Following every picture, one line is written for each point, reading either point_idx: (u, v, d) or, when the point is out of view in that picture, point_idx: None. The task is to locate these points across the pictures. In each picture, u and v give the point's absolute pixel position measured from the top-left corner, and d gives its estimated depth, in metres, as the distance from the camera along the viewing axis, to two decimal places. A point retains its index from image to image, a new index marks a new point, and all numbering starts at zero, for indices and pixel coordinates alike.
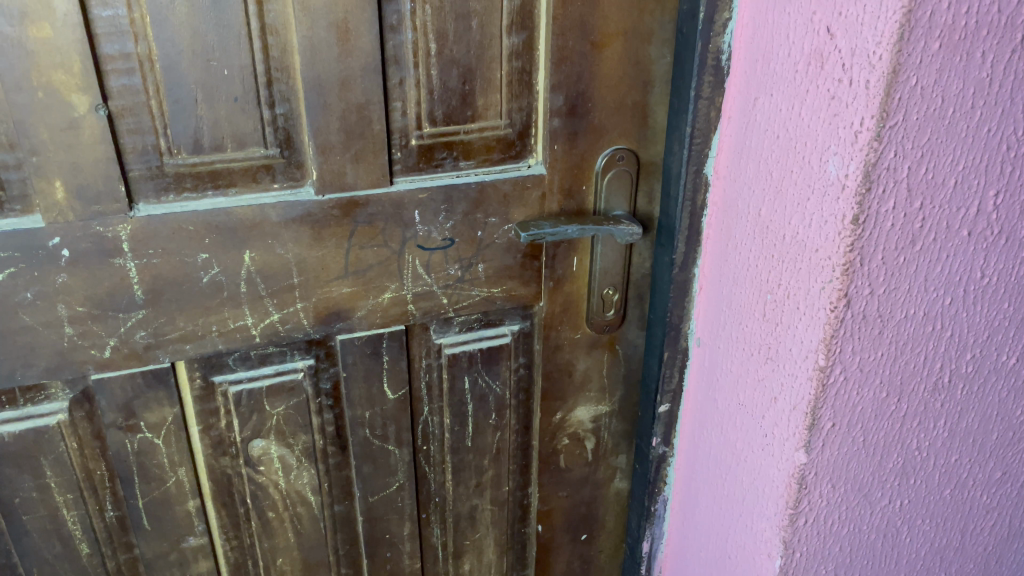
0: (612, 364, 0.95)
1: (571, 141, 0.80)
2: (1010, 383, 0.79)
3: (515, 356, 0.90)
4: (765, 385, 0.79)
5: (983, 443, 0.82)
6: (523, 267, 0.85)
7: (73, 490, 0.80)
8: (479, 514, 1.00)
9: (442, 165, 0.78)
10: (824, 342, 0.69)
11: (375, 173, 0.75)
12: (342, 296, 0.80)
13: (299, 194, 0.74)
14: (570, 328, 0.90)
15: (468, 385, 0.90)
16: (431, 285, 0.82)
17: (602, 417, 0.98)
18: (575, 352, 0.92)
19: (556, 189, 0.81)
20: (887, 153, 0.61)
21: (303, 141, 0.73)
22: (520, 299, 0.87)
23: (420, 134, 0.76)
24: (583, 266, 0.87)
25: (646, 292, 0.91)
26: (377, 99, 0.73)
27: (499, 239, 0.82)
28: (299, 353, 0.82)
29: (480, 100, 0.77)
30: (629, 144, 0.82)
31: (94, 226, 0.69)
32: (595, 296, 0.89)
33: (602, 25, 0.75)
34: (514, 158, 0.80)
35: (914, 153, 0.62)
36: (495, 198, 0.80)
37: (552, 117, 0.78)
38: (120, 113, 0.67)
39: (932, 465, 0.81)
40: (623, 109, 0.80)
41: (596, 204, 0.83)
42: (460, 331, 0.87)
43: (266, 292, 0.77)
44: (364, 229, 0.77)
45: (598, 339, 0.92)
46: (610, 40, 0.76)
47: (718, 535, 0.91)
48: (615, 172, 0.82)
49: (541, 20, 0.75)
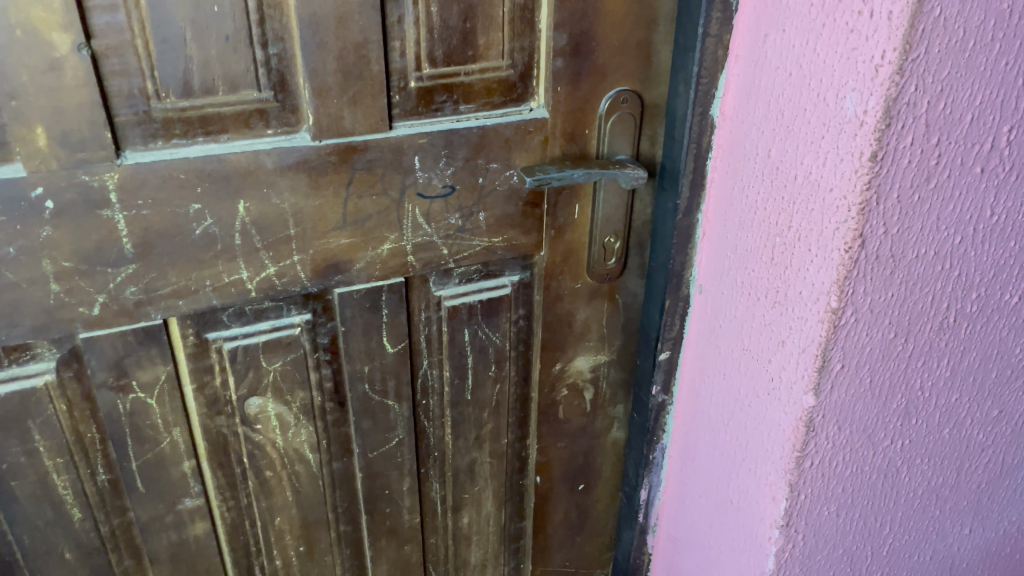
0: (612, 313, 0.93)
1: (574, 82, 0.77)
2: (1012, 322, 0.79)
3: (516, 307, 0.89)
4: (772, 329, 0.78)
5: (982, 382, 0.83)
6: (525, 215, 0.83)
7: (63, 453, 0.77)
8: (478, 468, 0.99)
9: (442, 109, 0.75)
10: (837, 283, 0.69)
11: (373, 117, 0.72)
12: (341, 247, 0.77)
13: (294, 139, 0.71)
14: (571, 277, 0.89)
15: (468, 337, 0.88)
16: (431, 235, 0.80)
17: (602, 366, 0.97)
18: (575, 302, 0.91)
19: (559, 133, 0.79)
20: (908, 87, 0.60)
21: (297, 83, 0.69)
22: (521, 249, 0.85)
23: (420, 75, 0.73)
24: (584, 214, 0.85)
25: (647, 240, 0.89)
26: (375, 37, 0.69)
27: (501, 186, 0.80)
28: (295, 308, 0.80)
29: (481, 39, 0.73)
30: (632, 86, 0.79)
31: (80, 175, 0.66)
32: (596, 244, 0.87)
33: None
34: (516, 101, 0.77)
35: (934, 88, 0.61)
36: (497, 143, 0.77)
37: (556, 57, 0.75)
38: (103, 52, 0.63)
39: (934, 404, 0.82)
40: (627, 48, 0.77)
41: (599, 149, 0.81)
42: (460, 283, 0.85)
43: (262, 245, 0.74)
44: (363, 176, 0.74)
45: (598, 288, 0.91)
46: None
47: (719, 481, 0.91)
48: (619, 116, 0.80)
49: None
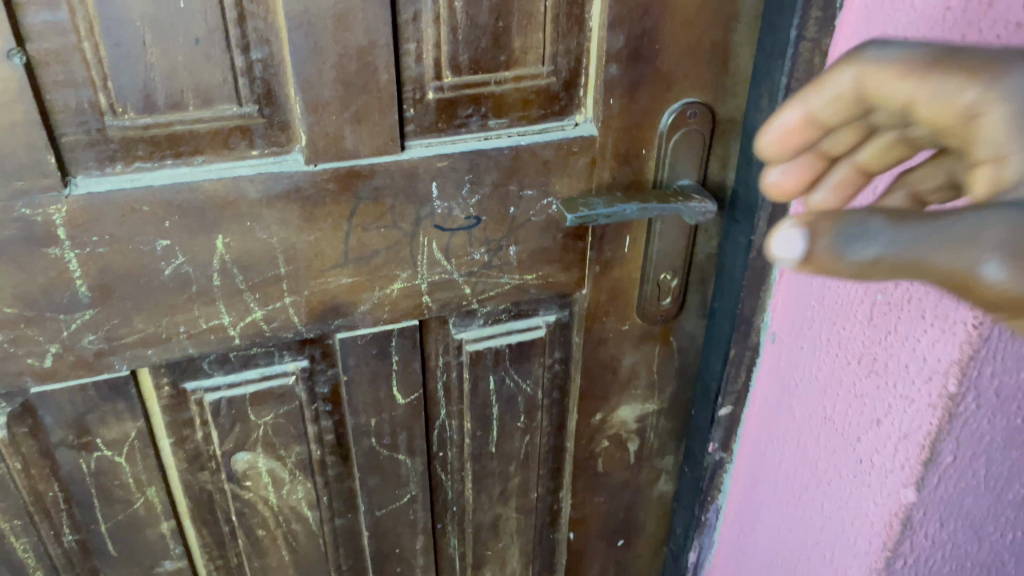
0: (665, 358, 0.79)
1: (631, 93, 0.62)
2: None
3: (551, 351, 0.76)
4: (865, 402, 0.64)
5: None
6: (564, 249, 0.69)
7: (19, 517, 0.66)
8: (503, 523, 0.86)
9: (467, 125, 0.61)
10: (960, 363, 0.54)
11: (381, 137, 0.58)
12: (342, 288, 0.64)
13: (283, 163, 0.58)
14: (618, 318, 0.75)
15: (494, 386, 0.75)
16: (451, 273, 0.67)
17: (649, 415, 0.83)
18: (621, 347, 0.77)
19: (610, 154, 0.65)
20: None
21: (287, 95, 0.56)
22: (559, 287, 0.71)
23: (440, 85, 0.59)
24: (636, 247, 0.71)
25: (710, 276, 0.75)
26: (385, 40, 0.54)
27: (537, 215, 0.66)
28: (289, 355, 0.68)
29: (517, 41, 0.58)
30: (702, 98, 0.64)
31: (18, 208, 0.53)
32: (649, 283, 0.73)
33: None
34: (558, 114, 0.63)
35: None
36: (534, 166, 0.63)
37: (610, 63, 0.60)
38: (42, 59, 0.50)
39: None
40: (697, 52, 0.62)
41: (658, 173, 0.67)
42: (485, 324, 0.72)
43: (246, 285, 0.61)
44: (368, 206, 0.61)
45: (649, 331, 0.77)
46: None
47: (785, 560, 0.78)
48: (684, 134, 0.65)
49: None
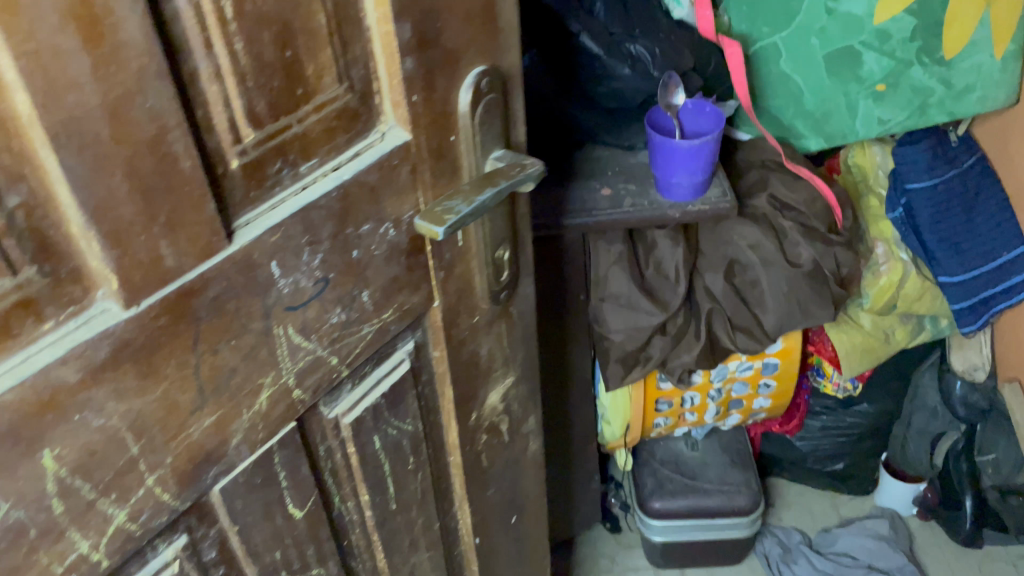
0: (511, 330, 0.76)
1: (429, 82, 0.55)
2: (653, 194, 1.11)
3: (417, 379, 0.69)
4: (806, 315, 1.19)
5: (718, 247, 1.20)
6: (410, 269, 0.61)
7: None
8: (416, 566, 0.80)
9: (281, 182, 0.50)
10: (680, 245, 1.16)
11: (204, 236, 0.45)
12: (207, 431, 0.51)
13: (94, 321, 0.42)
14: (468, 316, 0.69)
15: (380, 443, 0.67)
16: (314, 351, 0.56)
17: (510, 389, 0.80)
18: (477, 338, 0.72)
19: (426, 152, 0.58)
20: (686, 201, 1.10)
21: (70, 235, 0.40)
22: (413, 311, 0.63)
23: (243, 147, 0.47)
24: (468, 239, 0.65)
25: (524, 234, 0.71)
26: (177, 119, 0.41)
27: (378, 249, 0.57)
28: (164, 541, 0.52)
29: (308, 67, 0.48)
30: (486, 62, 0.59)
31: None
32: (489, 265, 0.67)
33: None
34: (360, 130, 0.54)
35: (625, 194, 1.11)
36: (363, 197, 0.54)
37: (405, 56, 0.52)
38: None
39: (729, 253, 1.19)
40: (473, 21, 0.56)
41: (470, 155, 0.61)
42: (354, 387, 0.62)
43: (95, 492, 0.45)
44: (212, 323, 0.48)
45: (494, 313, 0.72)
46: None
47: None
48: (484, 104, 0.60)
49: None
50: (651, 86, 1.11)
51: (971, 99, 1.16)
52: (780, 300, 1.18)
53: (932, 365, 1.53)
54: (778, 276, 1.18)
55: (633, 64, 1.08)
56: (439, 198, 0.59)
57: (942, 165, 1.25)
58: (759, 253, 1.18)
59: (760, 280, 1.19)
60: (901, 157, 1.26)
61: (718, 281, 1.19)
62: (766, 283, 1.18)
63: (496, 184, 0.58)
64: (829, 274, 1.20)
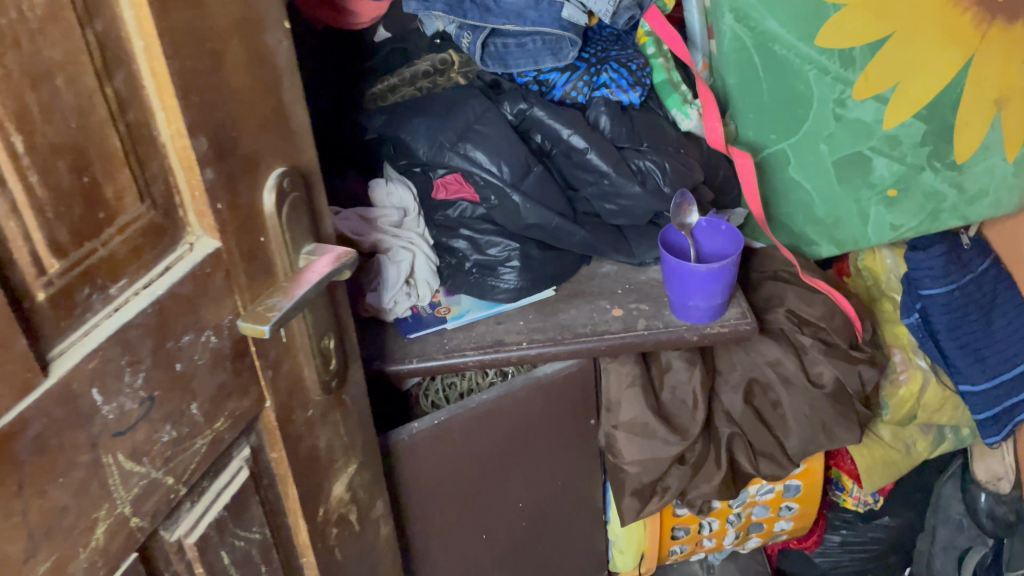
0: (343, 417, 0.79)
1: (232, 189, 0.58)
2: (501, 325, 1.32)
3: (259, 484, 0.69)
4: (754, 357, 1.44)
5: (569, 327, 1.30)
6: (238, 373, 0.61)
7: None
8: None
9: (90, 306, 0.50)
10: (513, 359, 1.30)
11: (18, 373, 0.44)
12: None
13: None
14: (302, 411, 0.71)
15: (229, 559, 0.65)
16: (149, 473, 0.54)
17: (353, 476, 0.84)
18: (313, 430, 0.74)
19: (237, 256, 0.60)
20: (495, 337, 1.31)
21: None
22: (245, 415, 0.63)
23: (49, 278, 0.47)
24: (293, 331, 0.67)
25: (342, 321, 0.76)
26: None
27: (202, 357, 0.57)
28: None
29: (106, 188, 0.50)
30: (283, 164, 0.64)
31: None
32: (316, 355, 0.70)
33: (214, 26, 0.54)
34: (168, 245, 0.55)
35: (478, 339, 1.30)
36: (180, 308, 0.55)
37: (204, 167, 0.55)
38: None
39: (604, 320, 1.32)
40: (265, 127, 0.61)
41: (280, 253, 0.64)
42: (192, 505, 0.61)
43: None
44: (36, 465, 0.46)
45: (326, 402, 0.75)
46: (227, 43, 0.56)
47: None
48: (288, 202, 0.64)
49: (133, 37, 0.50)
50: (649, 160, 1.36)
51: (982, 203, 1.70)
52: (801, 421, 1.43)
53: (950, 477, 2.03)
54: (800, 399, 1.42)
55: (641, 184, 1.33)
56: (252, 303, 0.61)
57: (956, 271, 1.76)
58: (781, 371, 1.43)
59: (782, 400, 1.44)
60: (917, 262, 1.75)
61: (738, 399, 1.42)
62: (785, 403, 1.43)
63: (303, 283, 0.62)
64: (853, 393, 1.46)
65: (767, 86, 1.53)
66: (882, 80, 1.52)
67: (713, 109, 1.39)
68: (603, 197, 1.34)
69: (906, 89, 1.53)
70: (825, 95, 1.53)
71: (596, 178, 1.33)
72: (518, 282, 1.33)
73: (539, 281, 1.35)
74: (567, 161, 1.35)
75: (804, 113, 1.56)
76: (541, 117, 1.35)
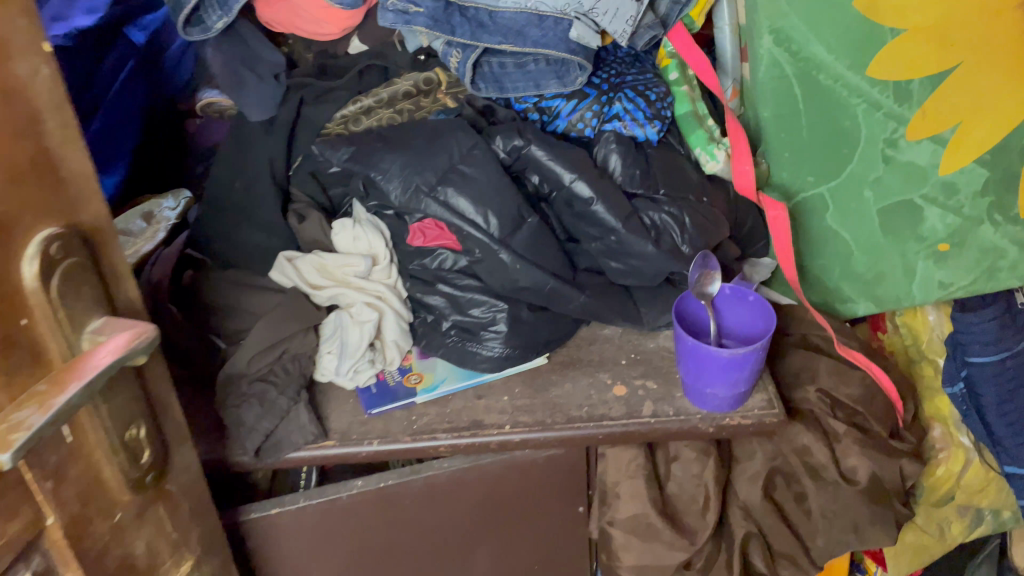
0: (169, 516, 0.82)
1: None
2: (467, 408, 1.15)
3: None
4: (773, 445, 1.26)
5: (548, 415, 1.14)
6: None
7: None
8: None
9: None
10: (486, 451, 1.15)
11: None
12: None
13: None
14: (105, 516, 0.71)
15: None
16: None
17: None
18: (120, 535, 0.74)
19: None
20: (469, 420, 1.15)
21: None
22: (14, 544, 0.61)
23: None
24: (85, 423, 0.66)
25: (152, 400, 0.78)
26: None
27: None
28: None
29: None
30: (52, 225, 0.60)
31: None
32: (119, 445, 0.71)
33: None
34: None
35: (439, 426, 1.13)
36: None
37: None
38: None
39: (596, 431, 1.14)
40: (19, 181, 0.56)
41: (56, 328, 0.60)
42: None
43: None
44: None
45: (138, 504, 0.76)
46: None
47: None
48: (63, 270, 0.60)
49: None
50: (664, 217, 1.17)
51: None
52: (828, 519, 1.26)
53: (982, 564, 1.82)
54: (829, 497, 1.25)
55: (656, 242, 1.14)
56: (15, 404, 0.56)
57: (1010, 336, 1.53)
58: (809, 461, 1.26)
59: (809, 495, 1.26)
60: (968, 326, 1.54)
61: (756, 492, 1.24)
62: (816, 501, 1.26)
63: (81, 376, 0.57)
64: (890, 490, 1.27)
65: (806, 118, 1.36)
66: (940, 119, 1.33)
67: (744, 151, 1.19)
68: (609, 255, 1.15)
69: (969, 132, 1.33)
70: (872, 134, 1.35)
71: (601, 234, 1.14)
72: (503, 350, 1.17)
73: (529, 349, 1.19)
74: (567, 211, 1.16)
75: (848, 153, 1.38)
76: (541, 159, 1.15)
